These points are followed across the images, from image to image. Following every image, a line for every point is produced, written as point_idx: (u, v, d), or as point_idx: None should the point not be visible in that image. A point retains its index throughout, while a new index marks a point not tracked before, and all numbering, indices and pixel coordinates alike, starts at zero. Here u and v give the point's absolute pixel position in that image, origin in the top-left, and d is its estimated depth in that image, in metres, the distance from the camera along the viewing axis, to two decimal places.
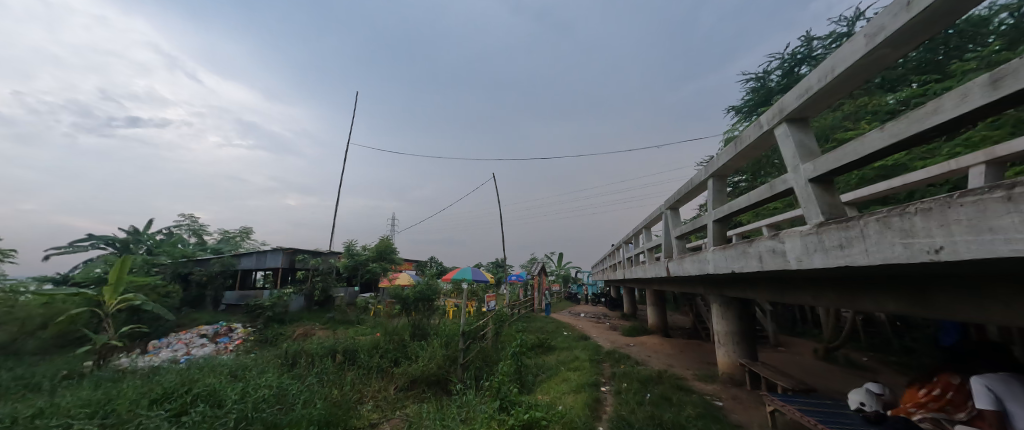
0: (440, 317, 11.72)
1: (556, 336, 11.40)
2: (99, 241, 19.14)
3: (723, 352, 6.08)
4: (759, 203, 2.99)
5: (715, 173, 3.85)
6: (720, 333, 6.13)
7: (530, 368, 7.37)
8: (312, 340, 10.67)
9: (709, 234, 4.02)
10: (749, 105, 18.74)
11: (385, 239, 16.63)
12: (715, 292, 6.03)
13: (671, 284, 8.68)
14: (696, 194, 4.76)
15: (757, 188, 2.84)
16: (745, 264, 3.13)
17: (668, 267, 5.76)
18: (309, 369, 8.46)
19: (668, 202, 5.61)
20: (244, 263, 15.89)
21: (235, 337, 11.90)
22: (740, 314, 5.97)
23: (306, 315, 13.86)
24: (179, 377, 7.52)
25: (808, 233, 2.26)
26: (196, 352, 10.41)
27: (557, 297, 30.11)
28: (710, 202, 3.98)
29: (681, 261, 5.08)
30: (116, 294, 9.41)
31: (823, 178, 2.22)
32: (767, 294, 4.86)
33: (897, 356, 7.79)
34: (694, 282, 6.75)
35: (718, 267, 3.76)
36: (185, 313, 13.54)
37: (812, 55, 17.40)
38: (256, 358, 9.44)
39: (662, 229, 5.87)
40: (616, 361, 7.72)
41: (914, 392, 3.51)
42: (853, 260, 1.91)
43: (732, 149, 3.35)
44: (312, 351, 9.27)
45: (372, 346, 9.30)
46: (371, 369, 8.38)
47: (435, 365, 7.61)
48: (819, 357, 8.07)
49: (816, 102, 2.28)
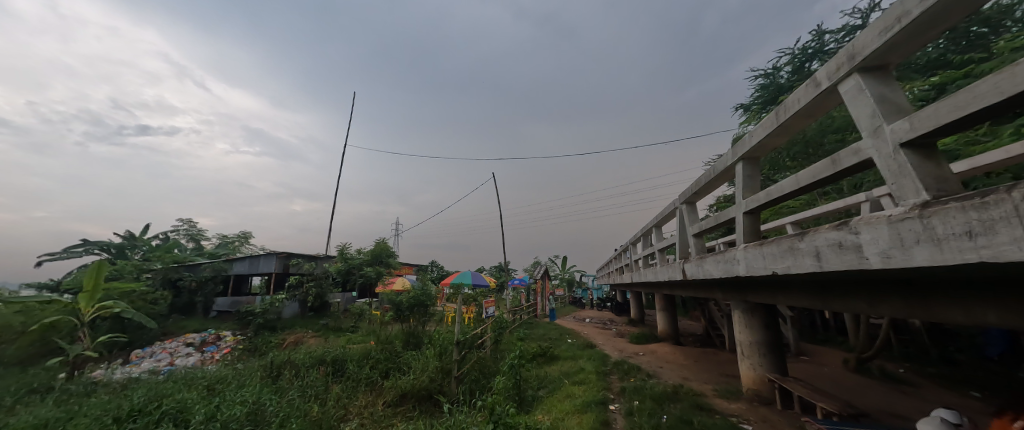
0: (436, 323, 11.09)
1: (560, 344, 10.71)
2: (93, 246, 18.77)
3: (747, 365, 5.36)
4: (813, 186, 2.34)
5: (745, 155, 3.20)
6: (744, 343, 5.43)
7: (530, 381, 6.70)
8: (300, 349, 10.09)
9: (736, 230, 3.37)
10: (758, 102, 18.15)
11: (382, 243, 16.07)
12: (738, 297, 5.36)
13: (683, 287, 7.99)
14: (718, 184, 4.10)
15: (813, 166, 2.20)
16: (792, 263, 2.48)
17: (684, 269, 5.09)
18: (292, 382, 7.89)
19: (683, 195, 4.94)
20: (237, 268, 15.41)
21: (223, 345, 11.40)
22: (766, 322, 5.26)
23: (299, 322, 13.32)
24: (151, 391, 6.96)
25: (903, 218, 1.61)
26: (180, 363, 9.89)
27: (561, 302, 29.27)
28: (739, 191, 3.31)
29: (700, 262, 4.41)
30: (93, 301, 8.91)
31: (925, 140, 1.58)
32: (803, 300, 4.16)
33: (936, 369, 7.04)
34: (712, 286, 6.08)
35: (751, 268, 3.11)
36: (174, 320, 13.04)
37: (823, 50, 16.75)
38: (240, 369, 8.86)
39: (677, 226, 5.21)
40: (625, 373, 7.01)
41: (1004, 425, 2.80)
42: (996, 256, 1.25)
43: (771, 123, 2.70)
44: (298, 362, 8.66)
45: (362, 357, 8.72)
46: (359, 382, 7.73)
47: (427, 377, 6.98)
48: (851, 369, 7.31)
49: (909, 38, 1.64)
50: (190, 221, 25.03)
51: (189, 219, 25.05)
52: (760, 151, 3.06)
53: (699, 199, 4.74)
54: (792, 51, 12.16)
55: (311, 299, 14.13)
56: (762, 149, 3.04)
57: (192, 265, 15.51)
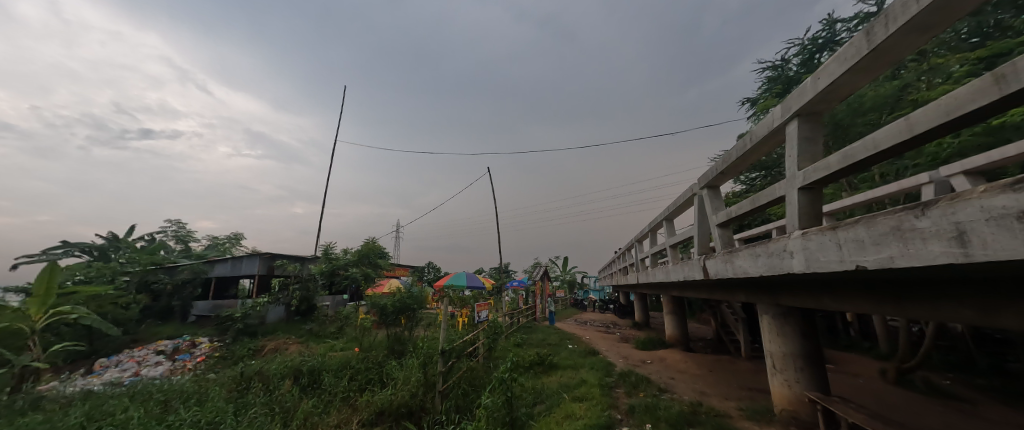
0: (425, 328, 10.24)
1: (560, 351, 9.84)
2: (73, 248, 17.94)
3: (779, 381, 4.52)
4: (940, 129, 1.48)
5: (804, 110, 2.36)
6: (775, 355, 4.58)
7: (524, 397, 5.86)
8: (277, 357, 9.26)
9: (788, 212, 2.53)
10: (766, 96, 17.38)
11: (371, 243, 15.26)
12: (769, 299, 4.50)
13: (697, 289, 7.15)
14: (753, 159, 3.26)
15: (959, 93, 1.35)
16: (900, 251, 1.63)
17: (705, 266, 4.24)
18: (259, 396, 7.04)
19: (704, 178, 4.10)
20: (219, 270, 14.62)
21: (197, 353, 10.60)
22: (803, 330, 4.40)
23: (282, 328, 12.51)
24: (95, 410, 6.15)
25: None
26: (146, 373, 9.09)
27: (562, 304, 28.44)
28: (791, 161, 2.48)
29: (729, 257, 3.56)
30: (44, 307, 8.11)
31: None
32: (865, 306, 3.23)
33: (987, 381, 6.23)
34: (734, 286, 5.24)
35: (812, 262, 2.27)
36: (147, 327, 12.23)
37: (834, 40, 16.00)
38: (207, 380, 8.06)
39: (697, 215, 4.39)
40: (633, 387, 6.16)
41: None
42: None
43: (857, 49, 1.85)
44: (270, 372, 7.84)
45: (341, 367, 7.91)
46: (335, 397, 6.88)
47: (407, 392, 6.12)
48: (890, 381, 6.44)
49: None
50: (180, 221, 24.30)
51: (179, 220, 24.32)
52: (831, 102, 2.21)
53: (725, 182, 3.89)
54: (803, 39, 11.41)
55: (297, 302, 13.20)
56: (837, 98, 2.19)
57: (172, 267, 14.72)
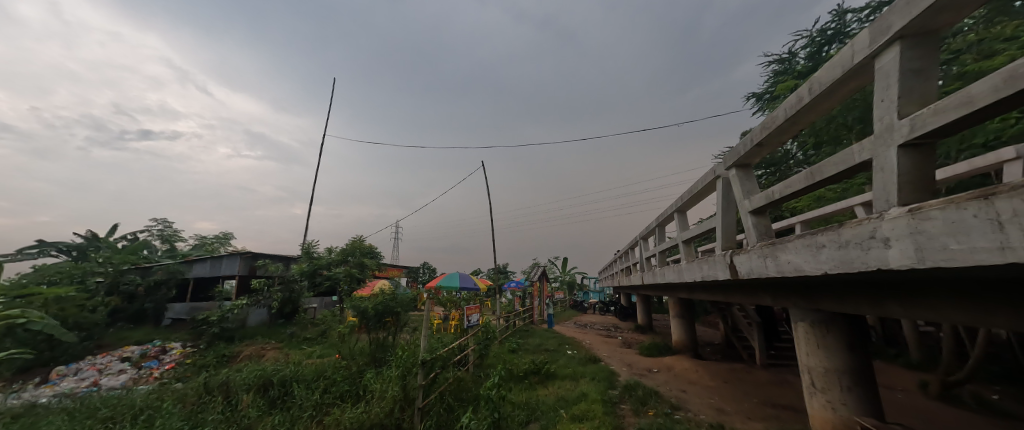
0: (412, 333, 9.45)
1: (557, 357, 9.07)
2: (48, 248, 17.09)
3: (818, 403, 3.75)
4: None
5: (914, 29, 1.58)
6: (813, 370, 3.81)
7: (515, 415, 5.08)
8: (248, 365, 8.48)
9: (882, 180, 1.75)
10: (772, 89, 16.60)
11: (359, 242, 14.47)
12: (806, 303, 3.74)
13: (711, 291, 6.38)
14: (804, 122, 2.49)
15: None
16: None
17: (732, 262, 3.47)
18: (217, 412, 6.22)
19: (731, 156, 3.34)
20: (197, 271, 13.80)
21: (166, 359, 9.79)
22: (848, 340, 3.64)
23: (262, 331, 11.73)
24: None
25: None
26: (105, 383, 8.30)
27: (561, 306, 27.69)
28: (885, 110, 1.71)
29: (770, 251, 2.80)
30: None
31: None
32: None
33: None
34: (760, 288, 4.47)
35: (936, 251, 1.48)
36: (115, 332, 11.41)
37: (845, 31, 15.25)
38: (167, 392, 7.27)
39: (720, 202, 3.62)
40: (641, 403, 5.39)
41: None
42: None
43: None
44: (234, 383, 7.03)
45: (315, 377, 7.13)
46: (303, 412, 6.09)
47: (381, 410, 5.27)
48: (933, 396, 5.67)
49: None
50: (166, 221, 23.48)
51: (165, 219, 23.52)
52: (971, 7, 1.42)
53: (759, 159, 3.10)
54: (813, 30, 10.89)
55: (278, 304, 12.41)
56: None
57: (147, 267, 13.90)
